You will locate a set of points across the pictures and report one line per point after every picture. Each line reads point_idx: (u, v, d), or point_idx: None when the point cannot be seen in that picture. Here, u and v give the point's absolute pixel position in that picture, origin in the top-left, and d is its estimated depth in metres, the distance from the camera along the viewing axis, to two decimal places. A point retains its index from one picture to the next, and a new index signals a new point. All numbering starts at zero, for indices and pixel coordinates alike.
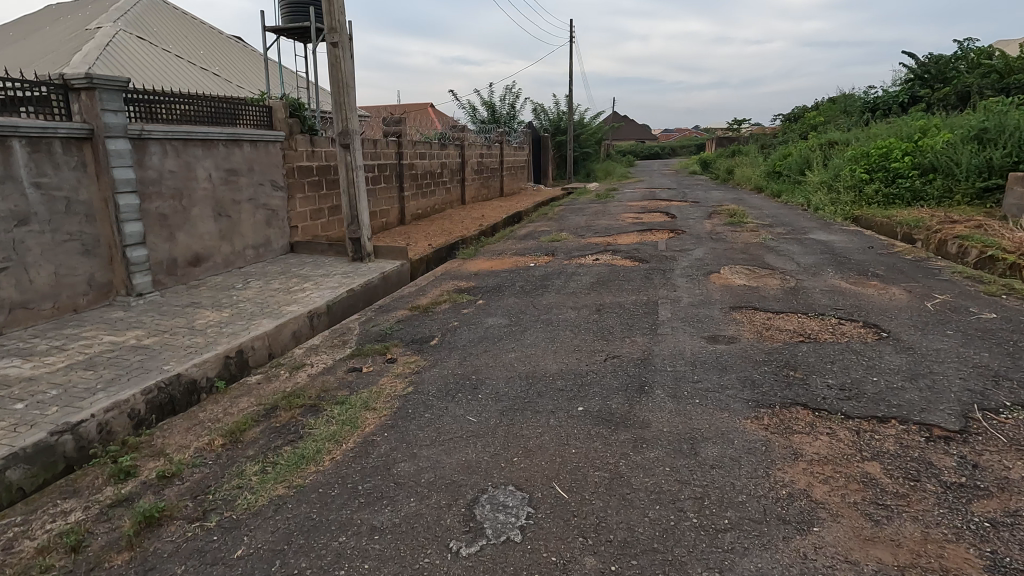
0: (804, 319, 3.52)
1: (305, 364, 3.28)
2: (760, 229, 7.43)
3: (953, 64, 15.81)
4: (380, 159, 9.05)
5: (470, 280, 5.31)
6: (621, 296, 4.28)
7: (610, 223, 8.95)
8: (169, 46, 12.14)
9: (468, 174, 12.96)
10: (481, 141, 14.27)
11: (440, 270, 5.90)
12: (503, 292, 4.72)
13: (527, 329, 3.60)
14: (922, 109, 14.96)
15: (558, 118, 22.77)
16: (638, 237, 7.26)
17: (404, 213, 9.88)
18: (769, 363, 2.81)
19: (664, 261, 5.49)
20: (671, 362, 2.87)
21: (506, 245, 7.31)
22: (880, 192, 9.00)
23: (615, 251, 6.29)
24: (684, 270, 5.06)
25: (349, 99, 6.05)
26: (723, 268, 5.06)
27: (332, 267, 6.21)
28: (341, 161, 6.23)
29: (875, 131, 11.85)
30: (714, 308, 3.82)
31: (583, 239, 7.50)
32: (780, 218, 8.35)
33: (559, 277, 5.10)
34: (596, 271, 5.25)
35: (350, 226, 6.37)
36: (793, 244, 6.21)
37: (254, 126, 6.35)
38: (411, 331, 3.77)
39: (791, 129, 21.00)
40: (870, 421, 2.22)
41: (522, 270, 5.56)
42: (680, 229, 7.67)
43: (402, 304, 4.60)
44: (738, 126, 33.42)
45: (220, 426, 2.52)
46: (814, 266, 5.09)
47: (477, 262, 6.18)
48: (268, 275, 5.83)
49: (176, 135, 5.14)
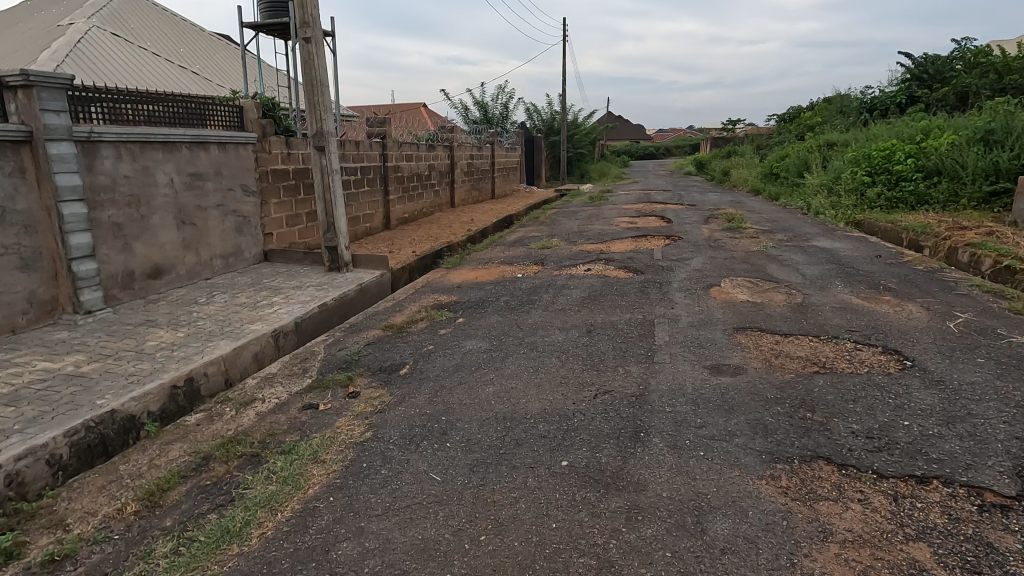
0: (816, 344, 3.17)
1: (256, 399, 2.90)
2: (760, 235, 7.09)
3: (952, 64, 15.54)
4: (364, 161, 8.66)
5: (452, 294, 4.94)
6: (613, 314, 3.92)
7: (604, 228, 8.60)
8: (147, 44, 11.69)
9: (458, 176, 12.58)
10: (472, 142, 13.90)
11: (421, 281, 5.53)
12: (486, 309, 4.35)
13: (509, 355, 3.24)
14: (921, 109, 14.69)
15: (552, 119, 22.41)
16: (633, 244, 6.91)
17: (390, 217, 9.49)
18: (782, 401, 2.45)
19: (660, 272, 5.14)
20: (670, 401, 2.51)
21: (493, 253, 6.94)
22: (883, 196, 8.68)
23: (608, 260, 5.94)
24: (681, 283, 4.71)
25: (323, 98, 5.67)
26: (723, 281, 4.70)
27: (306, 278, 5.82)
28: (316, 164, 5.84)
29: (875, 132, 11.55)
30: (715, 329, 3.46)
31: (575, 246, 7.15)
32: (781, 223, 8.02)
33: (547, 291, 4.74)
34: (587, 284, 4.89)
35: (326, 234, 5.98)
36: (797, 253, 5.87)
37: (224, 127, 5.97)
38: (380, 356, 3.40)
39: (787, 129, 20.72)
40: (908, 483, 1.86)
41: (509, 282, 5.20)
42: (677, 236, 7.33)
43: (375, 322, 4.22)
44: (733, 126, 33.20)
45: (139, 484, 2.14)
46: (821, 278, 4.75)
47: (462, 272, 5.82)
48: (236, 288, 5.44)
49: (132, 138, 4.75)
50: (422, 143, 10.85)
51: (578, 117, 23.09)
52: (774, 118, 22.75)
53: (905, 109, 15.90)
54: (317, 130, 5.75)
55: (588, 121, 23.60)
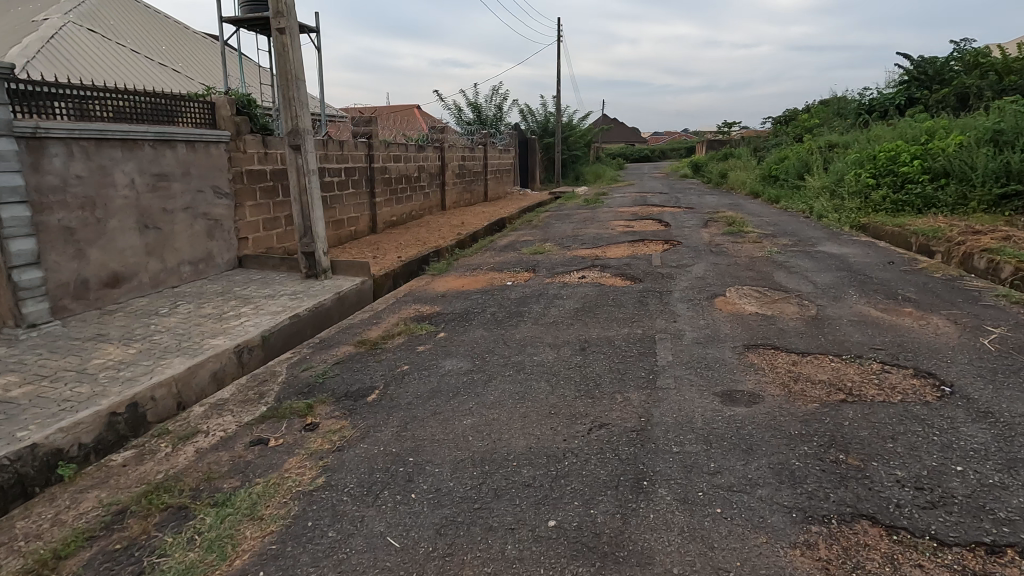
0: (837, 365, 2.81)
1: (198, 432, 2.51)
2: (763, 239, 6.74)
3: (951, 65, 15.28)
4: (348, 162, 8.28)
5: (435, 304, 4.56)
6: (610, 329, 3.55)
7: (599, 232, 8.24)
8: (126, 40, 11.29)
9: (449, 178, 12.21)
10: (464, 143, 13.53)
11: (403, 290, 5.15)
12: (471, 321, 3.98)
13: (492, 377, 2.87)
14: (921, 110, 14.42)
15: (547, 120, 22.06)
16: (630, 249, 6.55)
17: (376, 220, 9.11)
18: (809, 439, 2.09)
19: (660, 280, 4.78)
20: (677, 438, 2.14)
21: (483, 258, 6.57)
22: (888, 198, 8.36)
23: (604, 266, 5.58)
24: (683, 293, 4.35)
25: (298, 93, 5.29)
26: (728, 290, 4.35)
27: (281, 286, 5.43)
28: (291, 163, 5.46)
29: (877, 133, 11.24)
30: (723, 346, 3.10)
31: (569, 251, 6.78)
32: (784, 227, 7.69)
33: (538, 301, 4.37)
34: (582, 294, 4.52)
35: (302, 239, 5.60)
36: (804, 259, 5.52)
37: (195, 125, 5.58)
38: (348, 378, 3.02)
39: (784, 131, 20.45)
40: (977, 554, 1.50)
41: (497, 291, 4.82)
42: (675, 240, 6.98)
43: (348, 336, 3.84)
44: (729, 128, 32.98)
45: (34, 548, 1.76)
46: (833, 287, 4.40)
47: (448, 280, 5.44)
48: (203, 296, 5.05)
49: (87, 135, 4.37)
50: (412, 144, 10.48)
51: (573, 119, 22.75)
52: (771, 120, 22.49)
53: (904, 111, 15.64)
54: (293, 127, 5.37)
55: (583, 123, 23.27)
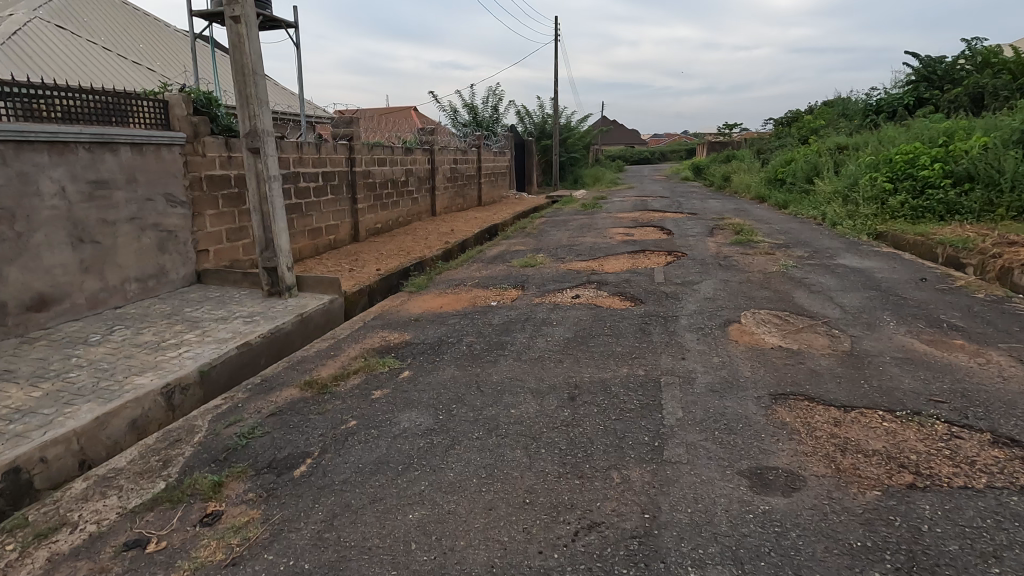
0: (892, 428, 2.22)
1: (63, 524, 1.92)
2: (776, 251, 6.16)
3: (962, 64, 14.72)
4: (326, 166, 7.70)
5: (405, 331, 3.97)
6: (605, 369, 2.96)
7: (597, 240, 7.65)
8: (98, 38, 10.71)
9: (440, 182, 11.64)
10: (456, 145, 12.96)
11: (373, 311, 4.56)
12: (443, 355, 3.38)
13: (454, 442, 2.27)
14: (932, 111, 13.84)
15: (544, 122, 21.49)
16: (630, 262, 5.97)
17: (358, 227, 8.53)
18: (879, 560, 1.51)
19: (665, 302, 4.19)
20: (695, 555, 1.56)
21: (468, 272, 5.99)
22: (907, 204, 7.77)
23: (601, 283, 4.99)
24: (691, 318, 3.77)
25: (257, 90, 4.72)
26: (742, 316, 3.77)
27: (237, 307, 4.85)
28: (250, 169, 4.88)
29: (891, 133, 10.64)
30: (744, 397, 2.51)
31: (562, 263, 6.19)
32: (796, 237, 7.11)
33: (524, 329, 3.77)
34: (575, 319, 3.93)
35: (264, 253, 5.03)
36: (824, 274, 4.93)
37: (145, 126, 5.00)
38: (278, 440, 2.42)
39: (788, 133, 19.86)
40: None
41: (478, 315, 4.23)
42: (679, 251, 6.40)
43: (295, 374, 3.24)
44: (730, 130, 32.42)
45: None
46: (863, 311, 3.82)
47: (425, 299, 4.85)
48: (146, 319, 4.47)
49: (2, 136, 3.80)
50: (399, 146, 9.91)
51: (571, 120, 22.17)
52: (774, 121, 21.93)
53: (914, 111, 15.05)
54: (250, 128, 4.79)
55: (582, 125, 22.72)
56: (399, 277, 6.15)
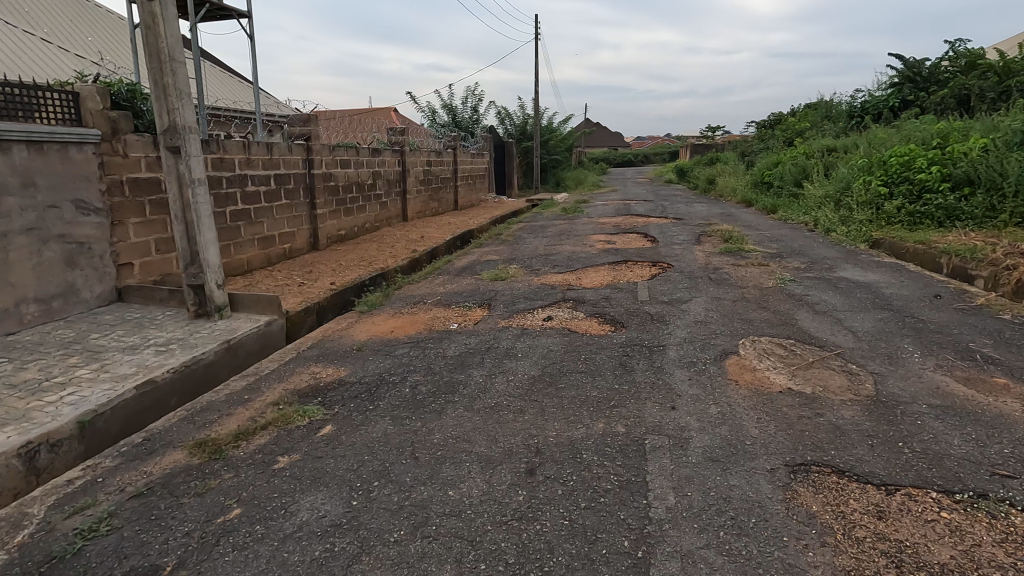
0: (957, 523, 1.64)
1: None
2: (769, 262, 5.63)
3: (947, 66, 14.42)
4: (280, 169, 7.01)
5: (343, 365, 3.33)
6: (576, 425, 2.35)
7: (575, 249, 7.07)
8: (39, 30, 9.91)
9: (412, 186, 10.99)
10: (430, 146, 12.32)
11: (312, 338, 3.91)
12: (379, 401, 2.75)
13: (364, 550, 1.65)
14: (918, 113, 13.51)
15: (525, 123, 20.89)
16: (611, 275, 5.39)
17: (318, 234, 7.85)
18: None
19: (650, 326, 3.61)
20: None
21: (431, 287, 5.36)
22: (904, 210, 7.30)
23: (578, 302, 4.39)
24: (681, 349, 3.18)
25: (176, 79, 4.05)
26: (741, 346, 3.19)
27: (155, 331, 4.17)
28: (170, 171, 4.20)
29: (881, 135, 10.20)
30: (754, 472, 1.92)
31: (537, 275, 5.59)
32: (790, 245, 6.59)
33: (483, 363, 3.15)
34: (545, 349, 3.33)
35: (188, 268, 4.35)
36: (827, 291, 4.38)
37: (50, 122, 4.31)
38: (127, 541, 1.79)
39: (772, 135, 19.50)
40: None
41: (432, 343, 3.60)
42: (665, 261, 5.83)
43: (191, 428, 2.59)
44: (712, 133, 32.18)
45: None
46: (879, 339, 3.26)
47: (375, 323, 4.22)
48: (39, 348, 3.78)
49: None
50: (365, 147, 9.24)
51: (553, 121, 21.62)
52: (757, 124, 21.60)
53: (899, 113, 14.73)
54: (169, 124, 4.12)
55: (564, 126, 22.19)
56: (353, 292, 5.50)
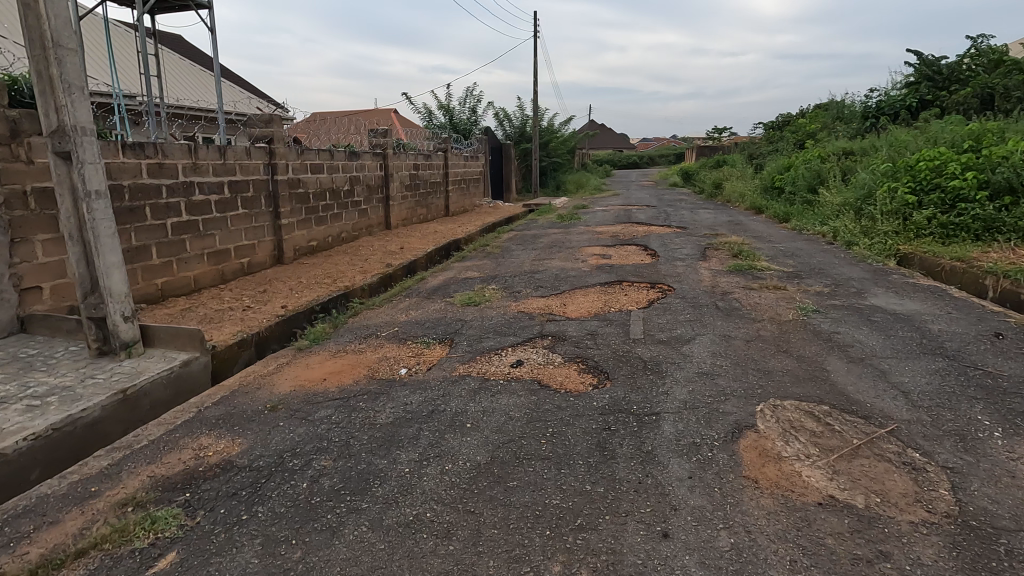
0: None
1: None
2: (786, 285, 4.84)
3: (968, 64, 13.54)
4: (235, 175, 6.29)
5: (241, 435, 2.57)
6: (520, 570, 1.59)
7: (565, 265, 6.30)
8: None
9: (396, 191, 10.26)
10: (418, 149, 11.60)
11: (223, 390, 3.17)
12: (259, 505, 1.99)
13: None
14: (937, 113, 12.64)
15: (524, 124, 20.14)
16: (601, 300, 4.63)
17: (282, 246, 7.12)
18: None
19: (642, 380, 2.84)
20: None
21: (392, 315, 4.60)
22: (936, 220, 6.48)
23: (557, 339, 3.63)
24: (680, 421, 2.41)
25: (64, 70, 3.31)
26: (758, 417, 2.42)
27: (43, 375, 3.43)
28: (61, 180, 3.47)
29: (903, 137, 9.36)
30: None
31: (515, 300, 4.84)
32: (807, 262, 5.81)
33: (416, 438, 2.39)
34: (502, 416, 2.56)
35: (88, 297, 3.62)
36: (860, 329, 3.59)
37: None
38: None
39: (781, 137, 18.64)
40: None
41: (364, 402, 2.84)
42: (664, 282, 5.06)
43: None
44: (718, 135, 31.32)
45: None
46: (943, 408, 2.47)
47: (308, 367, 3.47)
48: None
49: None
50: (342, 150, 8.50)
51: (553, 122, 20.85)
52: (765, 125, 20.74)
53: (917, 114, 13.86)
54: (57, 125, 3.38)
55: (565, 128, 21.43)
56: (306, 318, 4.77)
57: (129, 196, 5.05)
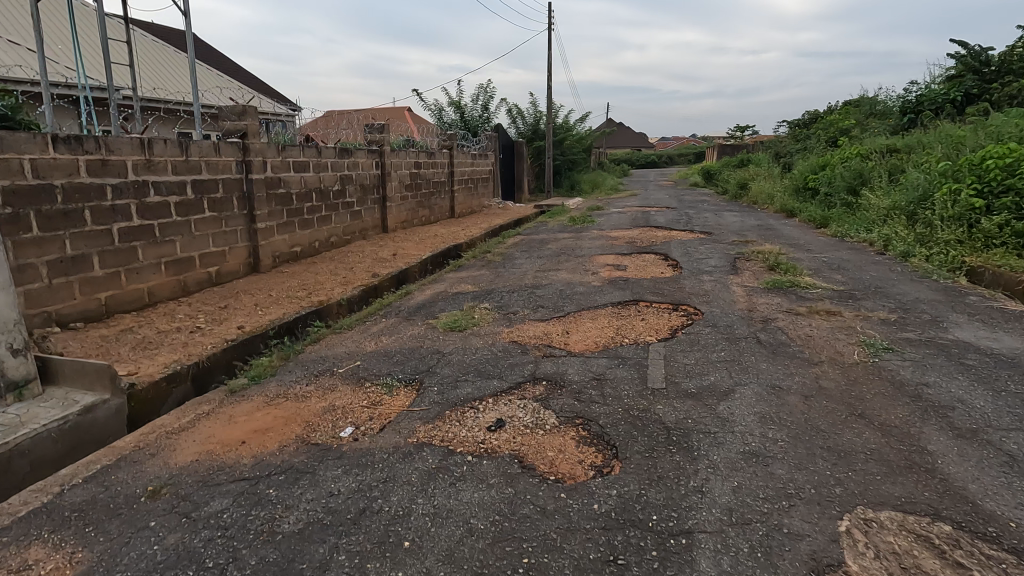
0: None
1: None
2: (840, 310, 3.95)
3: (1020, 53, 12.36)
4: (200, 174, 5.57)
5: (87, 546, 1.80)
6: None
7: (573, 279, 5.47)
8: None
9: (393, 192, 9.52)
10: (421, 146, 10.87)
11: (107, 457, 2.40)
12: None
13: None
14: (986, 108, 11.51)
15: (537, 122, 19.30)
16: (612, 327, 3.80)
17: (257, 253, 6.40)
18: None
19: (665, 467, 2.00)
20: None
21: (359, 342, 3.83)
22: (1010, 227, 5.50)
23: (553, 388, 2.81)
24: (724, 553, 1.57)
25: None
26: (845, 547, 1.57)
27: None
28: None
29: (957, 132, 8.34)
30: None
31: (509, 324, 4.03)
32: (859, 279, 4.91)
33: (323, 569, 1.60)
34: (458, 527, 1.75)
35: None
36: (955, 379, 2.70)
37: None
38: None
39: (809, 134, 17.54)
40: None
41: (275, 489, 2.05)
42: (688, 304, 4.20)
43: None
44: (740, 133, 30.10)
45: None
46: None
47: (231, 421, 2.70)
48: None
49: None
50: (331, 146, 7.76)
51: (568, 119, 19.97)
52: (791, 123, 19.64)
53: (962, 109, 12.69)
54: None
55: (580, 126, 20.56)
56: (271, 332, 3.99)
57: (63, 198, 4.34)
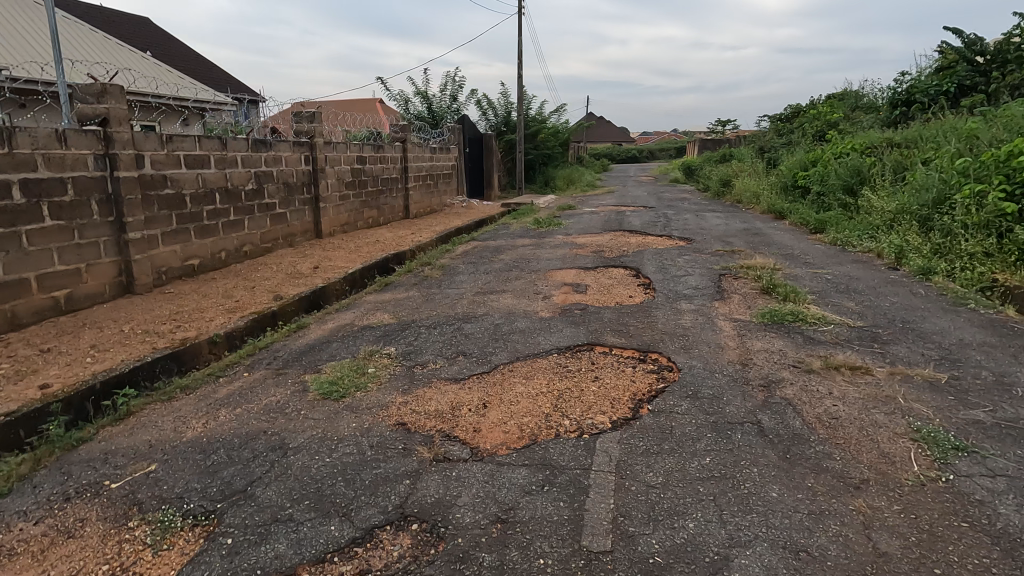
0: None
1: None
2: (868, 364, 2.85)
3: (1017, 42, 11.47)
4: (32, 170, 4.28)
5: None
6: None
7: (518, 305, 4.31)
8: None
9: (329, 191, 8.27)
10: (366, 139, 9.62)
11: None
12: None
13: None
14: (985, 99, 10.58)
15: (508, 113, 18.05)
16: (549, 395, 2.64)
17: (128, 270, 5.11)
18: None
19: None
20: None
21: (184, 420, 2.63)
22: None
23: (421, 548, 1.65)
24: None
25: None
26: None
27: None
28: None
29: (966, 123, 7.35)
30: None
31: (409, 386, 2.85)
32: (878, 309, 3.84)
33: None
34: None
35: None
36: None
37: None
38: None
39: (793, 129, 16.61)
40: None
41: None
42: (657, 355, 3.07)
43: None
44: (721, 128, 29.18)
45: None
46: None
47: None
48: None
49: None
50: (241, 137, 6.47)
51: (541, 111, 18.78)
52: (774, 116, 18.71)
53: (956, 101, 11.79)
54: None
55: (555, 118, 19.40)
56: (65, 402, 2.74)
57: None
